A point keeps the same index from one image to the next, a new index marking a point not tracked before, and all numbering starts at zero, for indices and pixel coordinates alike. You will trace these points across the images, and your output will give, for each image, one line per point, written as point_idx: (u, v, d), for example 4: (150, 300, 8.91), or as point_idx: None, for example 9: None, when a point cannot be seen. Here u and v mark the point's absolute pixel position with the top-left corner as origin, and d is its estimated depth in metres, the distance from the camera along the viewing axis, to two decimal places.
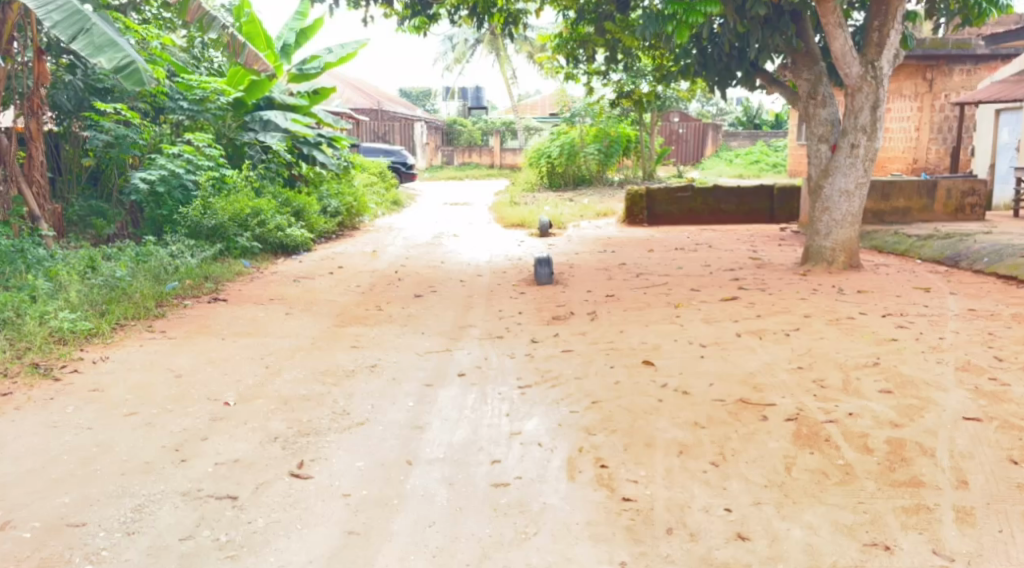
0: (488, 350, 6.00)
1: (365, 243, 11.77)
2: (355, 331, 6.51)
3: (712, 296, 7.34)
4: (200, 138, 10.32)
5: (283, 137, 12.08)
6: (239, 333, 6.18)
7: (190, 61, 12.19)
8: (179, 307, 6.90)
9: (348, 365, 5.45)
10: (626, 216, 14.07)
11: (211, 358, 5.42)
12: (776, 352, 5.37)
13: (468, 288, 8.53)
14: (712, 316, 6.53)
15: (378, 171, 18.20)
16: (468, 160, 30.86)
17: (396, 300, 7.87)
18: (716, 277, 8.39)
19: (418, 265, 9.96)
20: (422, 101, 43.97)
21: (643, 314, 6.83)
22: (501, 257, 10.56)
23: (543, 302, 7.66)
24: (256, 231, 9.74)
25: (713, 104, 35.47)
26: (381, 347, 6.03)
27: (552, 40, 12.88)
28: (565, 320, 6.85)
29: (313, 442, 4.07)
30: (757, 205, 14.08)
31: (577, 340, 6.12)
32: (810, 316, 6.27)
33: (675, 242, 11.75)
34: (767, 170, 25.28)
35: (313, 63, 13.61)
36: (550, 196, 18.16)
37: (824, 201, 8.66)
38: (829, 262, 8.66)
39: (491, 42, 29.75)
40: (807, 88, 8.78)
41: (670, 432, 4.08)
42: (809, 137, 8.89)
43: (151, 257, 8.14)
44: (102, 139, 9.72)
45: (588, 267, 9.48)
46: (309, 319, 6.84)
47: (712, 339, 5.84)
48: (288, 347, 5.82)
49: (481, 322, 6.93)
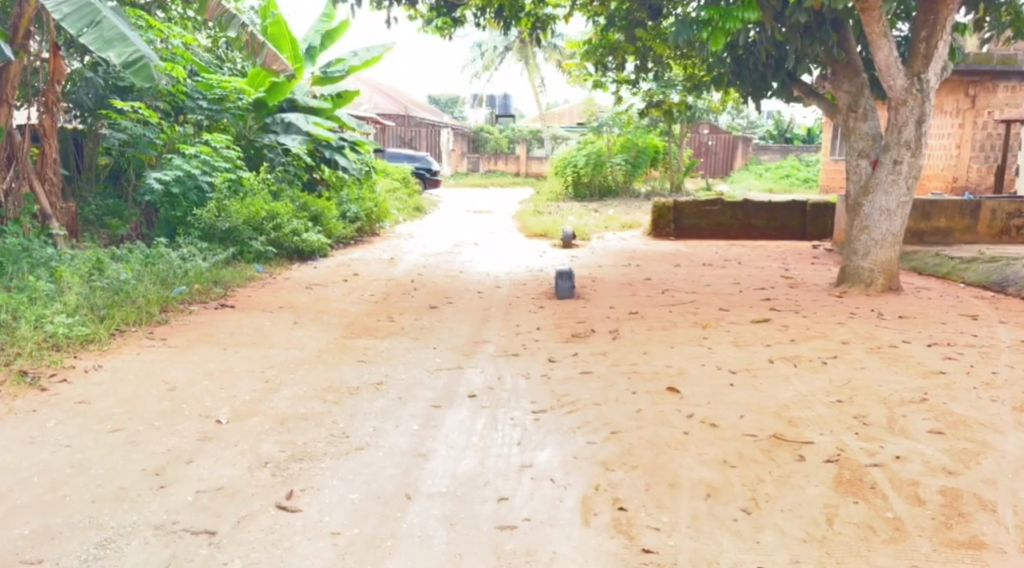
0: (501, 369, 5.66)
1: (383, 250, 11.51)
2: (364, 344, 6.20)
3: (742, 317, 6.95)
4: (218, 139, 10.02)
5: (304, 140, 11.83)
6: (243, 342, 5.89)
7: (213, 61, 11.96)
8: (183, 313, 6.62)
9: (352, 381, 5.13)
10: (652, 229, 13.69)
11: (209, 369, 5.13)
12: (813, 382, 4.99)
13: (485, 300, 8.20)
14: (743, 339, 6.15)
15: (401, 177, 17.98)
16: (494, 168, 30.62)
17: (409, 311, 7.55)
18: (746, 296, 8.00)
19: (436, 274, 9.67)
20: (451, 107, 43.82)
21: (668, 334, 6.46)
22: (521, 268, 10.24)
23: (563, 318, 7.30)
24: (271, 236, 9.45)
25: (743, 117, 34.96)
26: (388, 362, 5.70)
27: (582, 46, 12.53)
28: (585, 339, 6.49)
29: (306, 469, 3.74)
30: (788, 221, 13.62)
31: (597, 361, 5.76)
32: (849, 342, 5.87)
33: (702, 258, 11.36)
34: (796, 185, 24.79)
35: (337, 66, 13.39)
36: (574, 206, 17.84)
37: (863, 219, 8.25)
38: (866, 283, 8.23)
39: (521, 50, 29.49)
40: (847, 100, 8.39)
41: (697, 471, 3.71)
42: (848, 151, 8.51)
43: (161, 259, 7.85)
44: (118, 138, 9.53)
45: (611, 282, 9.10)
46: (318, 329, 6.54)
47: (743, 364, 5.46)
48: (291, 360, 5.51)
49: (496, 338, 6.60)
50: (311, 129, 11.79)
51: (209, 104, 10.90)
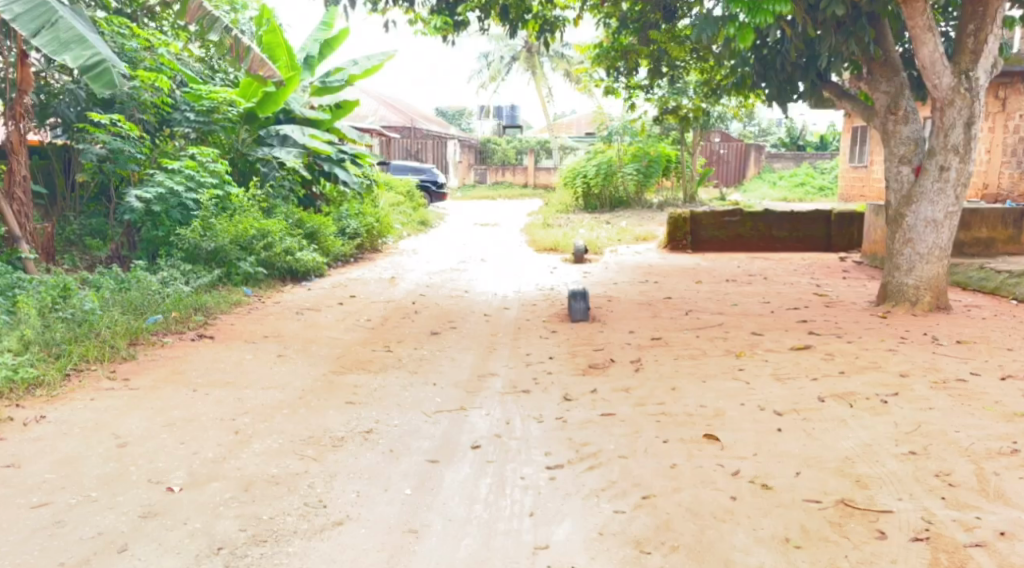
0: (509, 410, 4.92)
1: (384, 268, 10.80)
2: (355, 381, 5.47)
3: (778, 343, 6.21)
4: (205, 152, 9.29)
5: (300, 153, 11.13)
6: (214, 382, 5.16)
7: (204, 72, 11.23)
8: (154, 346, 5.91)
9: (336, 430, 4.41)
10: (668, 241, 12.96)
11: (171, 417, 4.41)
12: (876, 427, 4.27)
13: (493, 324, 7.49)
14: (784, 371, 5.42)
15: (405, 191, 17.34)
16: (502, 179, 29.90)
17: (408, 339, 6.83)
18: (780, 317, 7.27)
19: (439, 295, 8.96)
20: (459, 120, 43.42)
21: (698, 365, 5.73)
22: (531, 286, 9.52)
23: (578, 345, 6.57)
24: (261, 255, 8.80)
25: (755, 125, 34.25)
26: (380, 404, 4.98)
27: (592, 50, 11.78)
28: (604, 371, 5.76)
29: (268, 556, 3.09)
30: (812, 231, 12.89)
31: (619, 400, 5.03)
32: (908, 374, 5.14)
33: (725, 273, 10.62)
34: (813, 194, 24.04)
35: (337, 75, 12.75)
36: (585, 218, 17.15)
37: (906, 232, 7.52)
38: (911, 302, 7.50)
39: (528, 59, 28.98)
40: (886, 101, 7.66)
41: (755, 556, 3.08)
42: (887, 158, 7.78)
43: (136, 282, 7.22)
44: (96, 154, 8.71)
45: (628, 302, 8.37)
46: (304, 364, 5.81)
47: (789, 403, 4.74)
48: (269, 403, 4.80)
49: (505, 370, 5.88)
50: (307, 141, 11.11)
51: (198, 115, 10.15)
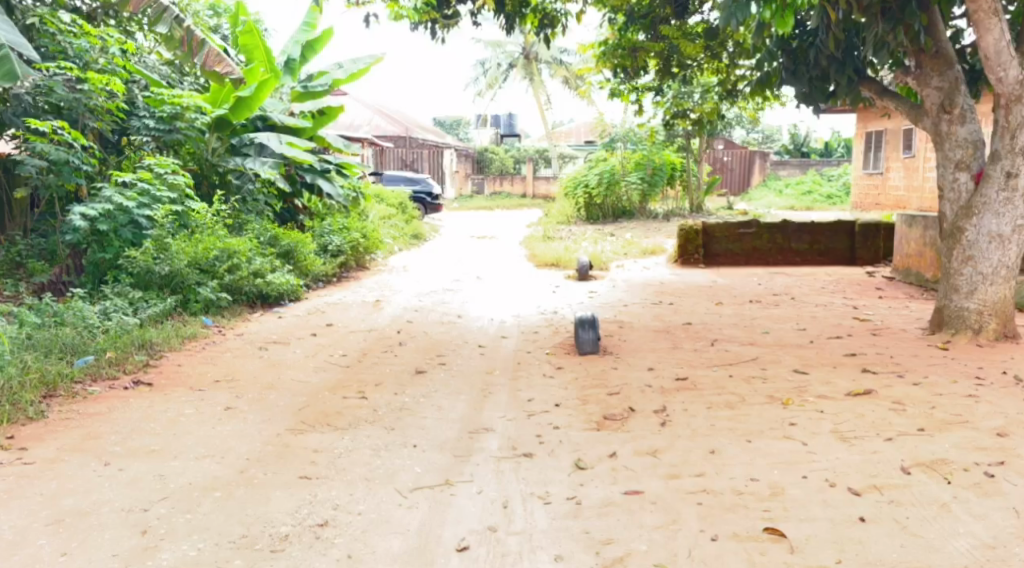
0: (507, 484, 3.88)
1: (369, 290, 9.74)
2: (315, 441, 4.43)
3: (831, 387, 5.15)
4: (163, 163, 8.23)
5: (276, 163, 10.10)
6: (135, 450, 4.12)
7: (172, 75, 10.15)
8: (73, 401, 4.91)
9: (280, 524, 3.41)
10: (679, 254, 11.98)
11: (60, 511, 3.46)
12: (990, 519, 3.30)
13: (488, 358, 6.45)
14: (849, 427, 4.36)
15: (398, 202, 16.29)
16: (499, 189, 28.87)
17: (387, 380, 5.77)
18: (824, 350, 6.24)
19: (428, 321, 7.90)
20: (456, 130, 42.59)
21: (738, 417, 4.70)
22: (532, 310, 8.48)
23: (589, 388, 5.50)
24: (225, 279, 7.75)
25: (758, 132, 33.33)
26: (344, 478, 3.93)
27: (595, 47, 10.71)
28: (623, 425, 4.72)
29: None
30: (834, 244, 11.85)
31: (646, 470, 3.98)
32: (1006, 434, 4.13)
33: (747, 292, 9.57)
34: (822, 203, 23.04)
35: (320, 80, 11.73)
36: (588, 229, 16.12)
37: (965, 247, 6.48)
38: (974, 330, 6.47)
39: (526, 66, 28.14)
40: (937, 99, 6.69)
41: None
42: (940, 163, 6.78)
43: (69, 315, 6.18)
44: (35, 165, 7.59)
45: (643, 329, 7.32)
46: (255, 419, 4.75)
47: (866, 476, 3.71)
48: (197, 481, 3.79)
49: (501, 423, 4.84)
50: (284, 151, 10.04)
51: (158, 123, 9.00)
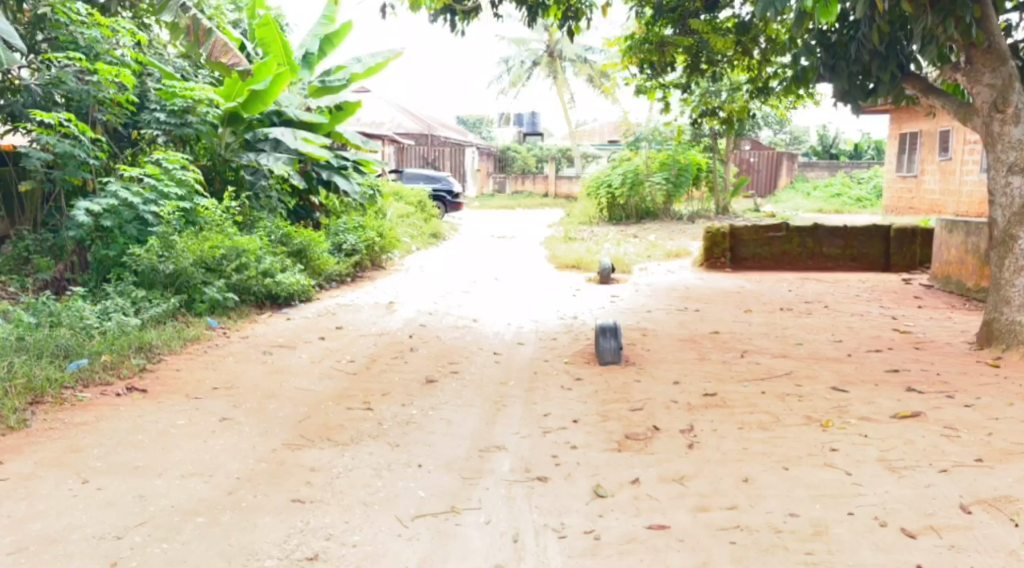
0: (519, 513, 3.53)
1: (384, 291, 9.39)
2: (312, 457, 4.10)
3: (874, 407, 4.74)
4: (172, 157, 7.89)
5: (290, 160, 9.77)
6: (117, 466, 3.81)
7: (187, 68, 9.84)
8: (60, 408, 4.61)
9: (264, 558, 3.12)
10: (705, 258, 11.55)
11: (25, 538, 3.17)
12: None
13: (503, 367, 6.09)
14: (897, 455, 3.97)
15: (417, 200, 15.95)
16: (521, 188, 28.50)
17: (394, 390, 5.41)
18: (864, 365, 5.82)
19: (442, 325, 7.54)
20: (479, 128, 42.29)
21: (773, 439, 4.30)
22: (553, 315, 8.11)
23: (609, 403, 5.11)
24: (232, 279, 7.46)
25: (786, 132, 32.71)
26: (340, 501, 3.59)
27: (622, 41, 10.31)
28: (647, 445, 4.34)
29: None
30: (867, 249, 11.37)
31: (673, 500, 3.61)
32: None
33: (777, 299, 9.13)
34: (851, 205, 22.46)
35: (338, 74, 11.38)
36: (611, 231, 15.70)
37: (1018, 257, 6.15)
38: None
39: (549, 64, 27.77)
40: (989, 97, 6.27)
41: None
42: (991, 165, 6.38)
43: (66, 314, 5.89)
44: (40, 158, 7.31)
45: (668, 338, 6.93)
46: (250, 431, 4.42)
47: (921, 515, 3.34)
48: (179, 503, 3.47)
49: (515, 440, 4.48)
50: (299, 147, 9.70)
51: (168, 116, 8.59)
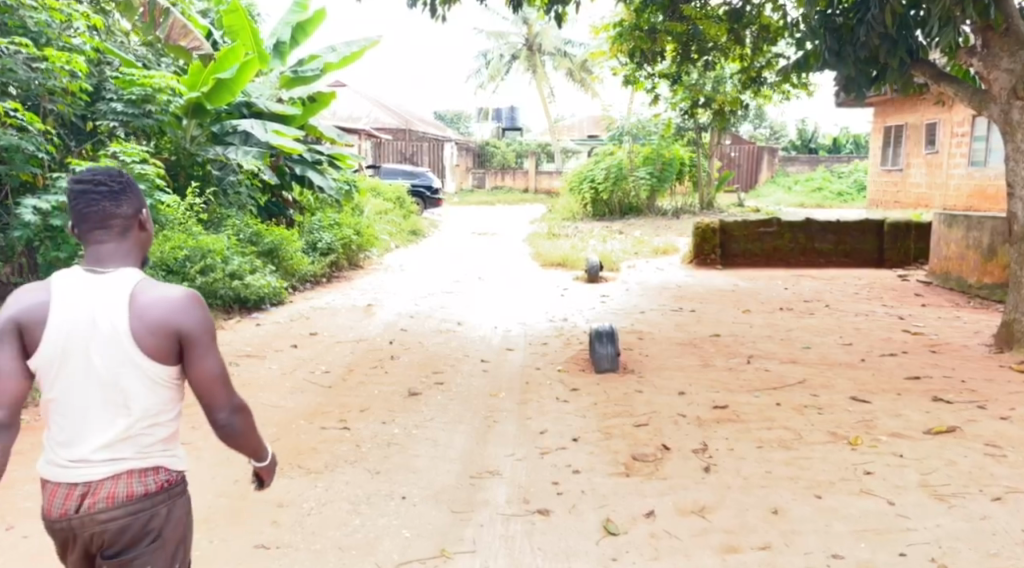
0: (521, 557, 3.07)
1: (362, 292, 8.86)
2: (280, 489, 3.61)
3: (904, 421, 4.32)
4: (131, 150, 7.25)
5: (261, 153, 9.17)
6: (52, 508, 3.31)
7: (149, 56, 9.26)
8: None
9: None
10: (694, 255, 11.14)
11: None
12: None
13: (491, 376, 5.61)
14: (941, 479, 3.55)
15: (395, 196, 15.39)
16: (500, 184, 28.00)
17: (374, 405, 4.91)
18: (881, 371, 5.41)
19: (424, 330, 7.04)
20: (457, 123, 41.70)
21: (797, 459, 3.87)
22: (541, 317, 7.63)
23: (611, 417, 4.64)
24: (197, 282, 6.93)
25: (766, 126, 32.39)
26: (312, 546, 3.12)
27: (609, 29, 9.84)
28: (657, 468, 3.89)
29: None
30: (861, 245, 11.00)
31: (695, 537, 3.17)
32: None
33: (775, 298, 8.71)
34: (832, 200, 22.19)
35: (311, 63, 10.76)
36: (595, 227, 15.27)
37: None
38: None
39: (528, 57, 27.26)
40: (1007, 82, 5.88)
41: None
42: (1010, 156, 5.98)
43: None
44: None
45: (666, 342, 6.48)
46: (210, 458, 3.93)
47: (981, 556, 2.93)
48: None
49: (508, 463, 4.01)
50: (270, 140, 9.10)
51: (125, 106, 7.93)
